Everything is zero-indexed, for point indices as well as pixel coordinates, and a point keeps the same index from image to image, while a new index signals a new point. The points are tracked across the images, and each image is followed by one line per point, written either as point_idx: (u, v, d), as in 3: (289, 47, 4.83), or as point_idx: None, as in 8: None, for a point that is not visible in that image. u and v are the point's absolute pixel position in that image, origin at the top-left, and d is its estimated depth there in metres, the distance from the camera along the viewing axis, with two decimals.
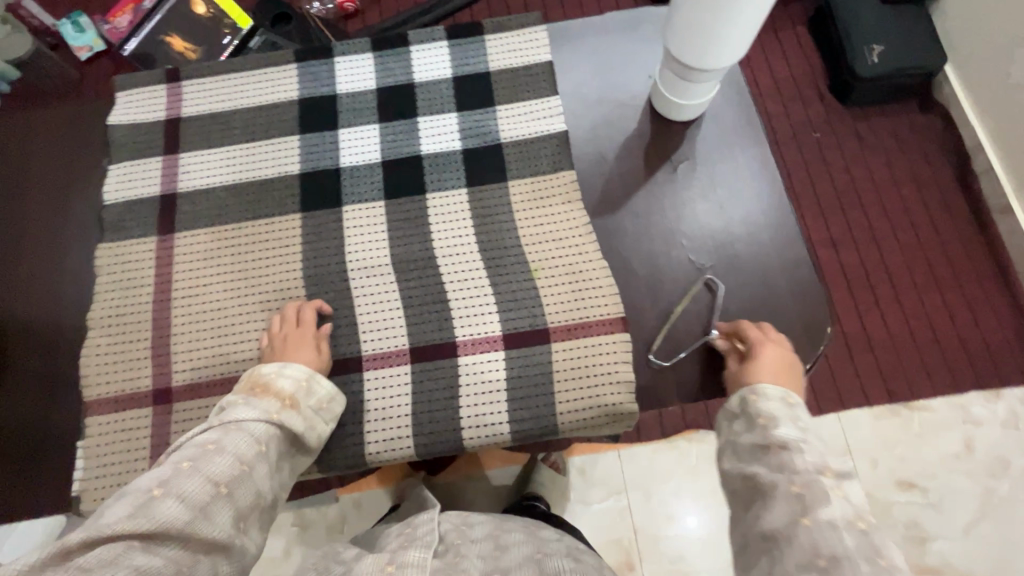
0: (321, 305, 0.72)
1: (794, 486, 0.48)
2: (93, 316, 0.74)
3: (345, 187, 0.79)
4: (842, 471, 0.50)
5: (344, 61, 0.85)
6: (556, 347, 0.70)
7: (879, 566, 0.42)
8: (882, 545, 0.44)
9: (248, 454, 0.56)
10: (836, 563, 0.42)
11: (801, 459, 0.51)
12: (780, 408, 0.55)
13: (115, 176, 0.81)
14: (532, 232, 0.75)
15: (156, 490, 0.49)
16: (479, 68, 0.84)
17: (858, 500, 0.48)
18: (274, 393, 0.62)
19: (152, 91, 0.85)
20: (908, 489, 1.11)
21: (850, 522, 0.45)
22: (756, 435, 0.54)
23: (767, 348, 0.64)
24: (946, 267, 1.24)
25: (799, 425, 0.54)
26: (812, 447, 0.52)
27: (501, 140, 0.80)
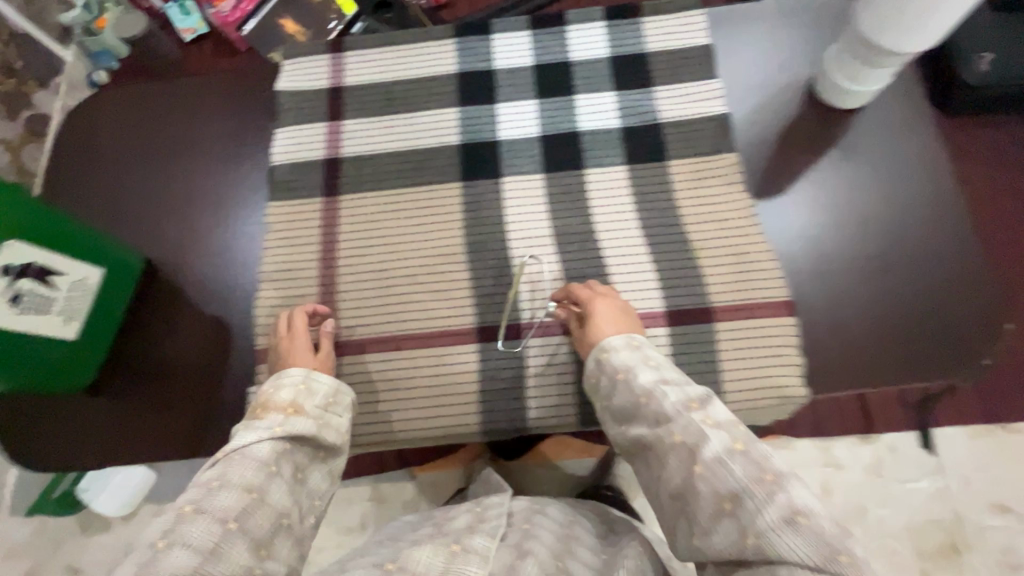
0: (311, 307, 0.74)
1: (669, 432, 0.53)
2: (264, 270, 0.78)
3: (504, 159, 0.80)
4: (701, 398, 0.55)
5: (501, 38, 0.87)
6: (721, 327, 0.70)
7: (764, 479, 0.46)
8: (761, 457, 0.47)
9: (256, 479, 0.54)
10: (735, 497, 0.46)
11: (668, 401, 0.55)
12: (633, 358, 0.61)
13: (282, 138, 0.84)
14: (694, 211, 0.75)
15: (160, 542, 0.47)
16: (636, 49, 0.85)
17: (724, 420, 0.52)
18: (275, 408, 0.62)
19: (317, 60, 0.88)
20: (1003, 513, 1.04)
21: (730, 448, 0.49)
22: (627, 390, 0.59)
23: (611, 296, 0.69)
24: None
25: (654, 365, 0.60)
26: (680, 386, 0.56)
27: (660, 121, 0.80)
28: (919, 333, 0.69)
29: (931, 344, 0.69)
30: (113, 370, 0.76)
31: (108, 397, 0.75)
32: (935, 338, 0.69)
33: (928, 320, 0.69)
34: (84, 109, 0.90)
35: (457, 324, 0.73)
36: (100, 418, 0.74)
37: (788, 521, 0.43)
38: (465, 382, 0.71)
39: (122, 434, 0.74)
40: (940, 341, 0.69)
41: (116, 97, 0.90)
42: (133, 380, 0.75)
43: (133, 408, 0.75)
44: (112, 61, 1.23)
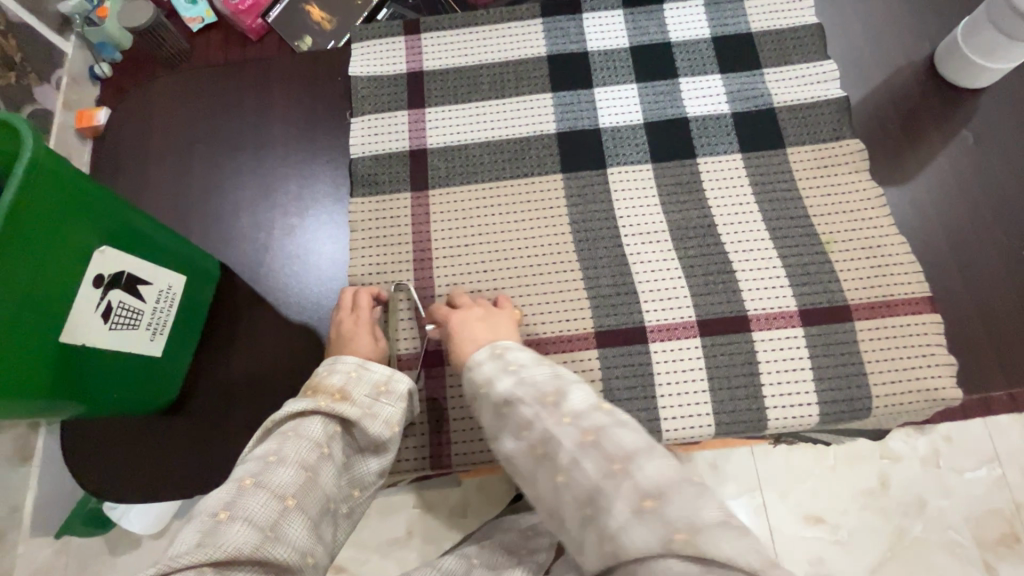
0: (379, 291, 0.69)
1: (533, 444, 0.46)
2: (354, 274, 0.71)
3: (608, 148, 0.74)
4: (557, 391, 0.48)
5: (592, 17, 0.81)
6: (863, 326, 0.65)
7: (614, 471, 0.40)
8: (609, 445, 0.42)
9: (310, 459, 0.51)
10: (592, 497, 0.41)
11: (523, 409, 0.48)
12: (493, 368, 0.52)
13: (360, 128, 0.77)
14: (819, 203, 0.70)
15: (222, 513, 0.44)
16: (741, 28, 0.79)
17: (579, 410, 0.45)
18: (323, 391, 0.58)
19: (391, 43, 0.81)
20: None
21: (580, 441, 0.43)
22: (488, 404, 0.51)
23: (470, 308, 0.63)
24: None
25: (510, 371, 0.51)
26: (547, 388, 0.49)
27: (773, 104, 0.75)
28: None
29: None
30: (190, 390, 0.71)
31: (189, 419, 0.70)
32: None
33: None
34: (146, 104, 0.85)
35: (575, 329, 0.67)
36: (181, 441, 0.70)
37: (634, 511, 0.38)
38: None
39: (203, 457, 0.69)
40: None
41: (176, 90, 0.85)
42: (211, 400, 0.70)
43: (214, 430, 0.70)
44: (116, 54, 0.99)
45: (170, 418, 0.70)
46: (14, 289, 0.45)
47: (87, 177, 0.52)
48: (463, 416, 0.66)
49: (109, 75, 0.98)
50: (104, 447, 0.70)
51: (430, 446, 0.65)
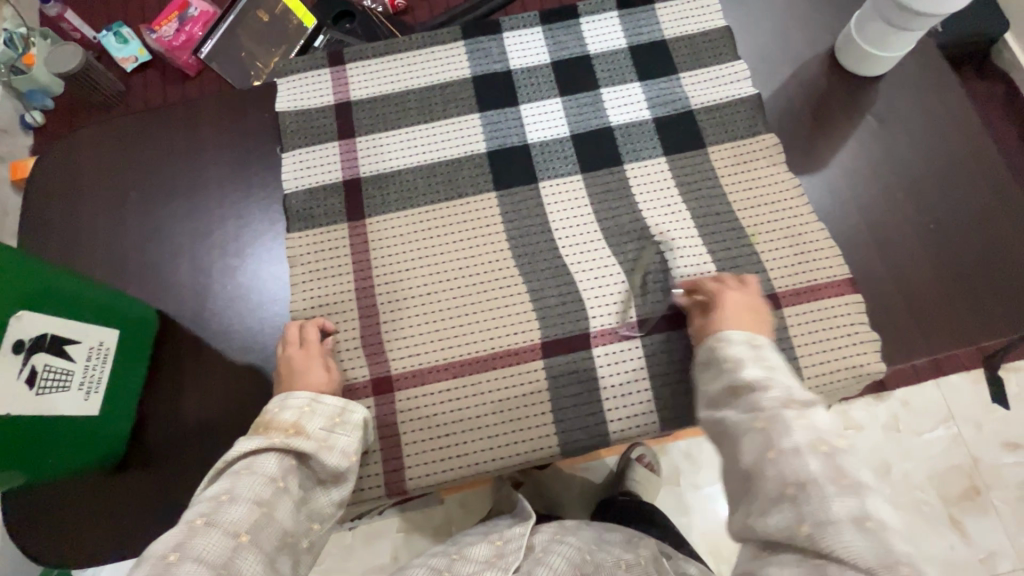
0: (323, 322, 0.69)
1: (758, 419, 0.49)
2: (295, 309, 0.71)
3: (537, 162, 0.76)
4: (806, 396, 0.50)
5: (512, 36, 0.83)
6: (790, 312, 0.68)
7: (841, 483, 0.44)
8: (841, 461, 0.45)
9: (264, 495, 0.51)
10: (800, 485, 0.44)
11: (766, 396, 0.51)
12: (746, 351, 0.56)
13: (292, 163, 0.77)
14: (742, 197, 0.73)
15: (173, 554, 0.44)
16: (654, 36, 0.82)
17: (822, 423, 0.48)
18: (276, 426, 0.57)
19: (316, 76, 0.82)
20: (1013, 451, 1.13)
21: (813, 445, 0.46)
22: (726, 381, 0.55)
23: (731, 292, 0.64)
24: None
25: (764, 366, 0.54)
26: (778, 381, 0.52)
27: (692, 107, 0.78)
28: (982, 288, 0.69)
29: (998, 298, 0.68)
30: (137, 444, 0.69)
31: (140, 474, 0.68)
32: (1002, 292, 0.68)
33: (991, 275, 0.69)
34: (69, 157, 0.83)
35: (520, 341, 0.68)
36: (132, 497, 0.68)
37: (854, 521, 0.42)
38: (535, 405, 0.66)
39: (156, 511, 0.67)
40: (1008, 292, 0.68)
41: (100, 140, 0.83)
42: (161, 451, 0.69)
43: (167, 482, 0.68)
44: (47, 100, 1.09)
45: (120, 475, 0.68)
46: None
47: (28, 254, 0.56)
48: (418, 438, 0.66)
49: (40, 123, 1.09)
50: (51, 514, 0.68)
51: (385, 474, 0.65)
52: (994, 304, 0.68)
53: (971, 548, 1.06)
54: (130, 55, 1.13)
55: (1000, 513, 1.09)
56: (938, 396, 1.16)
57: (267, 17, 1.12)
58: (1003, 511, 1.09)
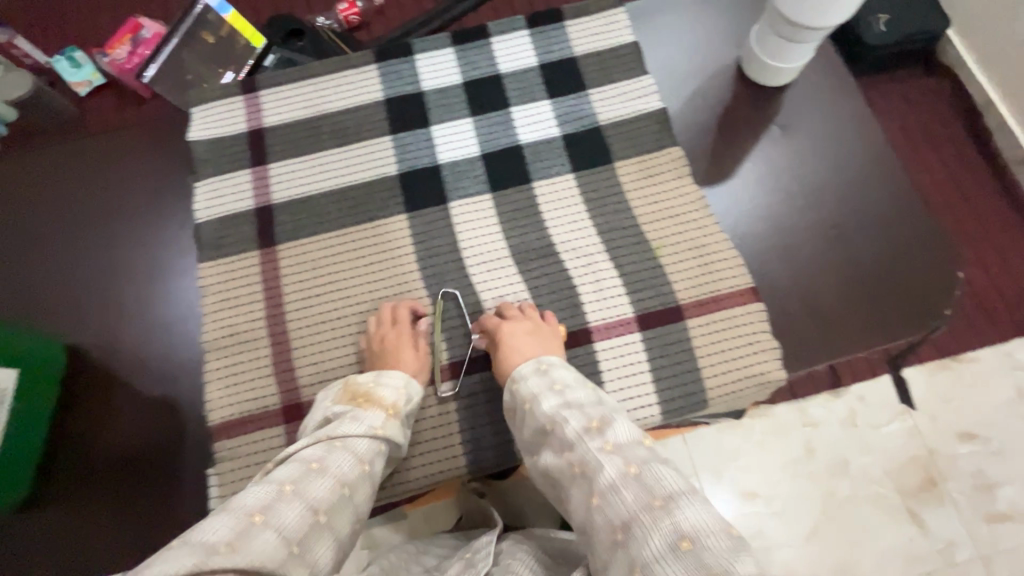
0: (418, 307, 0.71)
1: (571, 462, 0.48)
2: (206, 339, 0.71)
3: (448, 184, 0.77)
4: (603, 418, 0.50)
5: (424, 58, 0.84)
6: (694, 323, 0.69)
7: (653, 506, 0.42)
8: (651, 481, 0.44)
9: (349, 476, 0.51)
10: (625, 525, 0.42)
11: (567, 428, 0.50)
12: (539, 385, 0.56)
13: (205, 192, 0.78)
14: (648, 211, 0.75)
15: (257, 515, 0.43)
16: (565, 54, 0.83)
17: (623, 443, 0.48)
18: (377, 402, 0.60)
19: (230, 104, 0.82)
20: (971, 440, 1.03)
21: (623, 472, 0.45)
22: (531, 423, 0.54)
23: (520, 321, 0.65)
24: (974, 216, 1.15)
25: (558, 392, 0.54)
26: (582, 409, 0.52)
27: (600, 122, 0.79)
28: (880, 292, 0.71)
29: (893, 303, 0.70)
30: (51, 481, 0.69)
31: (55, 510, 0.68)
32: (897, 297, 0.70)
33: (887, 280, 0.71)
34: None
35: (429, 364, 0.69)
36: (46, 535, 0.68)
37: (670, 548, 0.39)
38: (443, 427, 0.67)
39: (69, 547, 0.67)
40: (904, 296, 0.70)
41: (10, 173, 0.82)
42: (74, 488, 0.69)
43: (79, 518, 0.68)
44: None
45: (37, 512, 0.68)
46: None
47: None
48: None
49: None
50: None
51: None
52: (891, 307, 0.70)
53: (931, 541, 0.97)
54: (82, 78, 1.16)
55: (958, 504, 1.00)
56: (900, 386, 1.07)
57: (211, 37, 1.13)
58: (961, 501, 1.00)
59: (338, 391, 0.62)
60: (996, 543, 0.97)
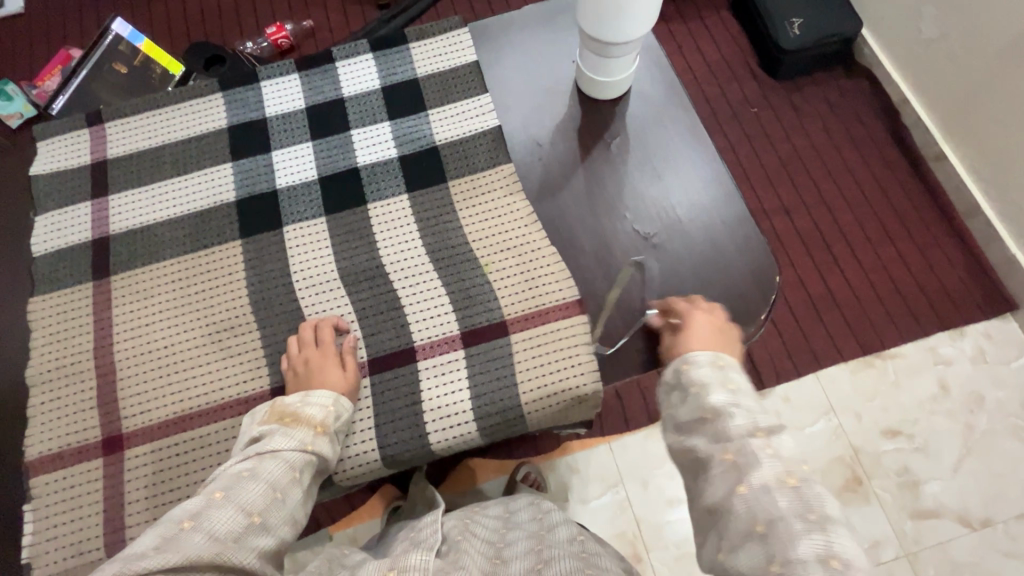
0: (338, 321, 0.70)
1: (728, 451, 0.46)
2: (33, 374, 0.71)
3: (284, 208, 0.77)
4: (769, 427, 0.47)
5: (270, 84, 0.85)
6: (517, 338, 0.70)
7: (808, 519, 0.41)
8: (812, 498, 0.42)
9: (281, 481, 0.52)
10: (769, 523, 0.41)
11: (732, 424, 0.47)
12: (713, 375, 0.51)
13: (43, 226, 0.78)
14: (478, 228, 0.75)
15: (186, 521, 0.44)
16: (407, 75, 0.85)
17: (786, 452, 0.45)
18: (305, 421, 0.60)
19: (75, 137, 0.83)
20: (894, 437, 1.03)
21: (782, 481, 0.43)
22: (690, 404, 0.50)
23: (696, 315, 0.63)
24: (895, 215, 1.15)
25: (731, 388, 0.50)
26: (751, 411, 0.48)
27: (436, 142, 0.80)
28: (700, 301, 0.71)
29: None
30: None
31: None
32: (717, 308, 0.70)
33: (710, 291, 0.72)
34: None
35: (250, 389, 0.69)
36: None
37: (821, 564, 0.38)
38: None
39: None
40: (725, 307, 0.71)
41: None
42: None
43: None
44: None
45: None
46: None
47: None
48: (141, 497, 0.66)
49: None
50: None
51: (104, 536, 0.65)
52: None
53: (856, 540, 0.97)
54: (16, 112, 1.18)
55: (885, 502, 0.99)
56: (823, 386, 1.06)
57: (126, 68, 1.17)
58: (886, 499, 0.99)
59: (266, 412, 0.61)
60: (919, 539, 0.97)
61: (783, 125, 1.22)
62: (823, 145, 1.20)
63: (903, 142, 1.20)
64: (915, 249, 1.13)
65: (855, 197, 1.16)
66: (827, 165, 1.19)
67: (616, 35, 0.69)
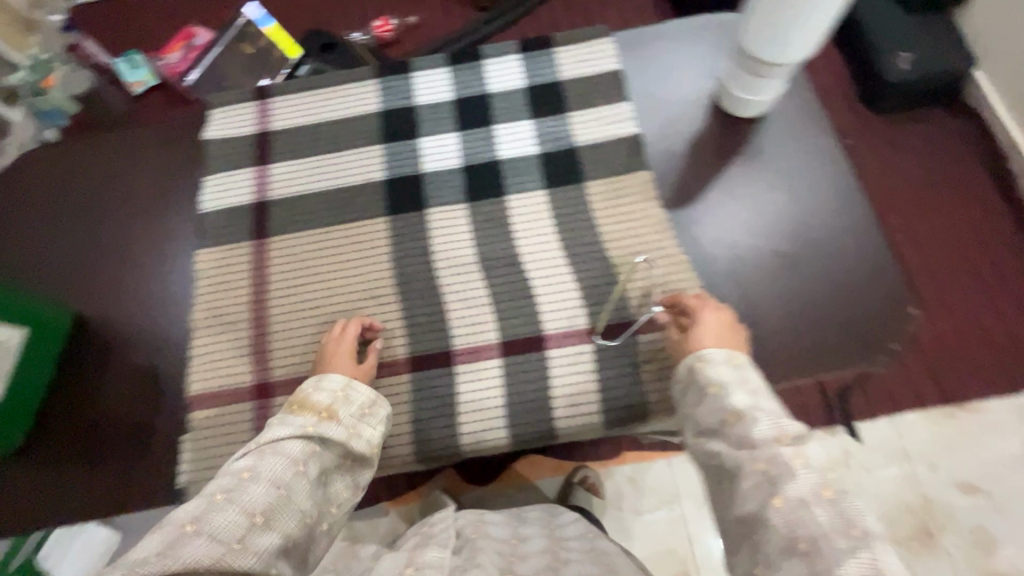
0: (367, 321, 0.74)
1: (757, 459, 0.49)
2: (196, 317, 0.78)
3: (428, 191, 0.83)
4: (796, 434, 0.50)
5: (421, 75, 0.90)
6: (645, 338, 0.72)
7: (852, 535, 0.44)
8: (848, 510, 0.45)
9: (285, 477, 0.55)
10: (812, 541, 0.44)
11: (755, 429, 0.52)
12: (728, 375, 0.57)
13: (212, 186, 0.86)
14: (613, 229, 0.78)
15: (189, 525, 0.48)
16: (551, 78, 0.89)
17: (816, 461, 0.48)
18: (311, 407, 0.62)
19: (244, 108, 0.91)
20: (972, 493, 0.97)
21: (818, 493, 0.46)
22: (713, 405, 0.56)
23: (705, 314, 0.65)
24: (993, 263, 1.08)
25: (748, 389, 0.56)
26: (770, 416, 0.53)
27: (575, 144, 0.84)
28: (828, 323, 0.73)
29: (840, 335, 0.73)
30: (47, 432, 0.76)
31: (47, 460, 0.75)
32: (845, 331, 0.73)
33: (839, 314, 0.73)
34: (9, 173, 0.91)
35: (389, 355, 0.74)
36: (36, 480, 0.74)
37: None
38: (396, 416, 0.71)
39: (52, 495, 0.73)
40: (854, 330, 0.73)
41: (45, 156, 0.91)
42: (67, 439, 0.75)
43: (71, 466, 0.75)
44: (60, 120, 1.21)
45: (25, 460, 0.75)
46: None
47: None
48: None
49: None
50: None
51: None
52: (832, 340, 0.72)
53: None
54: (139, 79, 1.26)
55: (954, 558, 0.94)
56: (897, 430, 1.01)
57: (251, 49, 1.29)
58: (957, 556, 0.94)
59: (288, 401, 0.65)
60: None
61: (875, 156, 1.18)
62: (917, 180, 1.15)
63: (1008, 187, 1.14)
64: (1018, 302, 1.05)
65: (955, 238, 1.10)
66: (922, 200, 1.13)
67: (769, 54, 0.72)
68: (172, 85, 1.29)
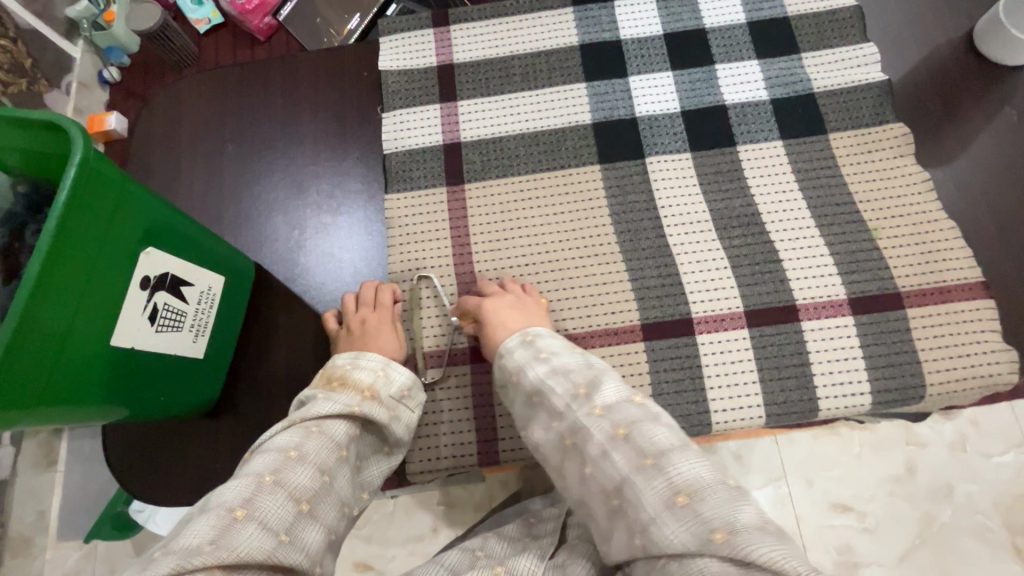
0: (395, 290, 0.68)
1: (564, 434, 0.48)
2: (393, 270, 0.70)
3: (645, 137, 0.73)
4: (589, 382, 0.49)
5: (623, 5, 0.79)
6: (915, 313, 0.64)
7: (644, 465, 0.42)
8: (639, 439, 0.43)
9: (328, 462, 0.47)
10: (618, 489, 0.42)
11: (555, 395, 0.49)
12: (525, 355, 0.54)
13: (392, 124, 0.76)
14: (866, 188, 0.69)
15: (239, 510, 0.41)
16: (776, 12, 0.77)
17: (609, 404, 0.46)
18: (352, 385, 0.55)
19: (418, 36, 0.80)
20: None
21: (611, 434, 0.44)
22: (521, 391, 0.53)
23: (502, 295, 0.63)
24: None
25: (543, 358, 0.52)
26: (566, 374, 0.50)
27: (813, 89, 0.73)
28: None
29: None
30: (232, 392, 0.69)
31: (228, 424, 0.68)
32: None
33: None
34: (165, 105, 0.83)
35: (620, 320, 0.66)
36: (214, 439, 0.68)
37: (666, 504, 0.39)
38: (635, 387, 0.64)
39: (232, 460, 0.67)
40: None
41: (199, 89, 0.83)
42: (250, 401, 0.69)
43: (255, 431, 0.68)
44: (124, 58, 0.95)
45: (204, 421, 0.68)
46: (76, 275, 0.45)
47: (146, 189, 0.52)
48: (510, 411, 0.65)
49: (118, 80, 0.95)
50: (135, 451, 0.67)
51: (477, 443, 0.64)
52: None
53: None
54: (203, 17, 0.97)
55: None
56: None
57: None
58: None
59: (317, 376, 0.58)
60: None
61: None
62: None
63: None
64: None
65: None
66: None
67: None
68: (241, 23, 0.97)
